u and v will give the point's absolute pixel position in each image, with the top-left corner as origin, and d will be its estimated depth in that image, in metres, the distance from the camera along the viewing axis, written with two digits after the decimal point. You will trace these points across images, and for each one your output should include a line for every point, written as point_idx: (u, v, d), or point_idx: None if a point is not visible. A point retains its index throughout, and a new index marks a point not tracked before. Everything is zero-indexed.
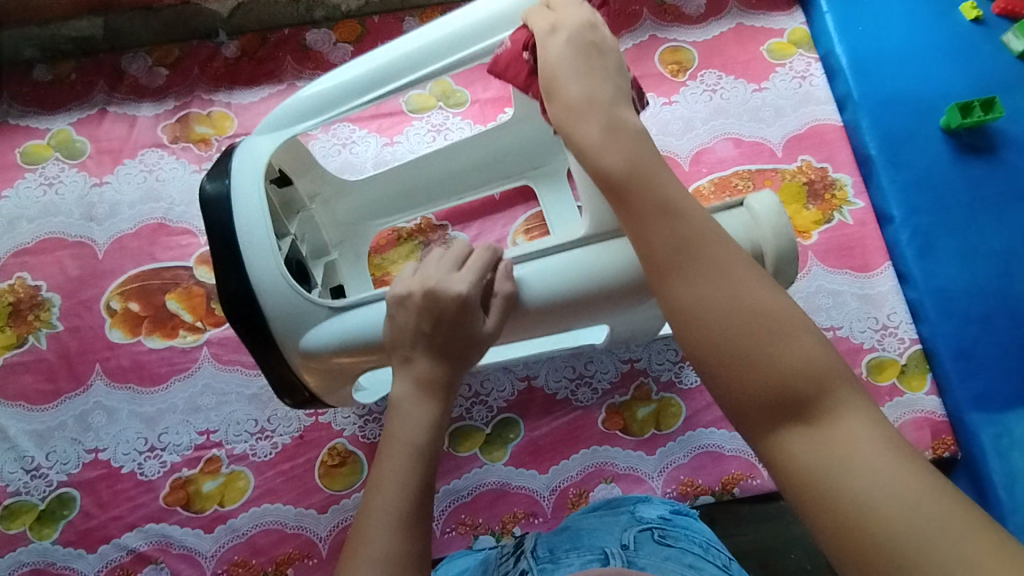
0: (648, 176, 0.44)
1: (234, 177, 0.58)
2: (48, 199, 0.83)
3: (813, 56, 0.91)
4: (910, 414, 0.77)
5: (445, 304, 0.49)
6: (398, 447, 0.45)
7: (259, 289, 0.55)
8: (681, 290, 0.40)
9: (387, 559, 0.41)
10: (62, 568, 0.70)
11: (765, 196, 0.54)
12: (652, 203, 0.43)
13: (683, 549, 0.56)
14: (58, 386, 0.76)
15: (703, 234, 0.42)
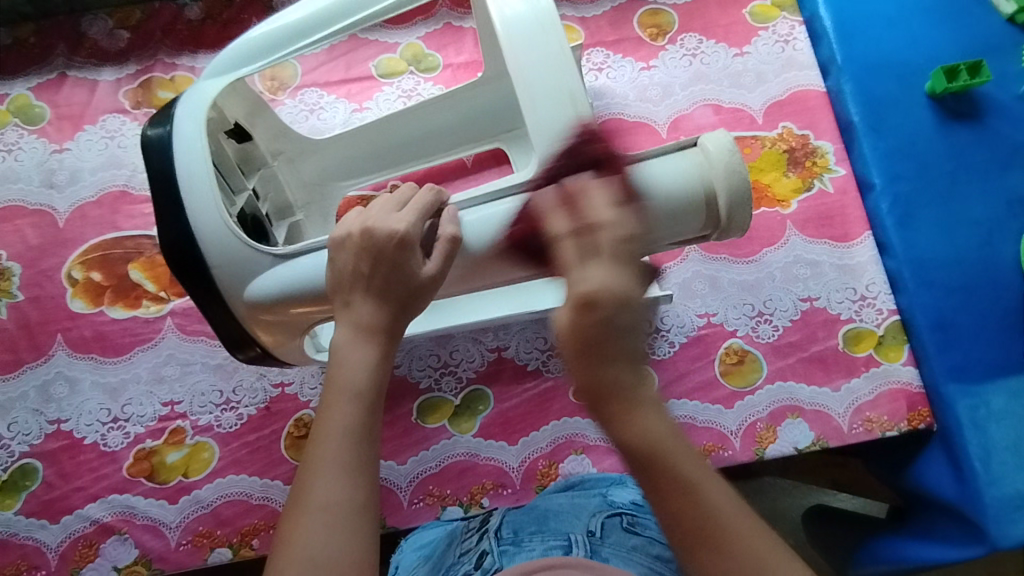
0: (649, 439, 0.37)
1: (176, 123, 0.56)
2: (7, 166, 0.80)
3: (797, 19, 0.88)
4: (886, 386, 0.75)
5: (383, 244, 0.47)
6: (337, 392, 0.44)
7: (201, 238, 0.54)
8: (700, 566, 0.37)
9: (328, 508, 0.40)
10: (25, 539, 0.69)
11: (719, 135, 0.53)
12: (656, 481, 0.37)
13: (651, 539, 0.54)
14: (20, 356, 0.75)
15: (699, 478, 0.38)
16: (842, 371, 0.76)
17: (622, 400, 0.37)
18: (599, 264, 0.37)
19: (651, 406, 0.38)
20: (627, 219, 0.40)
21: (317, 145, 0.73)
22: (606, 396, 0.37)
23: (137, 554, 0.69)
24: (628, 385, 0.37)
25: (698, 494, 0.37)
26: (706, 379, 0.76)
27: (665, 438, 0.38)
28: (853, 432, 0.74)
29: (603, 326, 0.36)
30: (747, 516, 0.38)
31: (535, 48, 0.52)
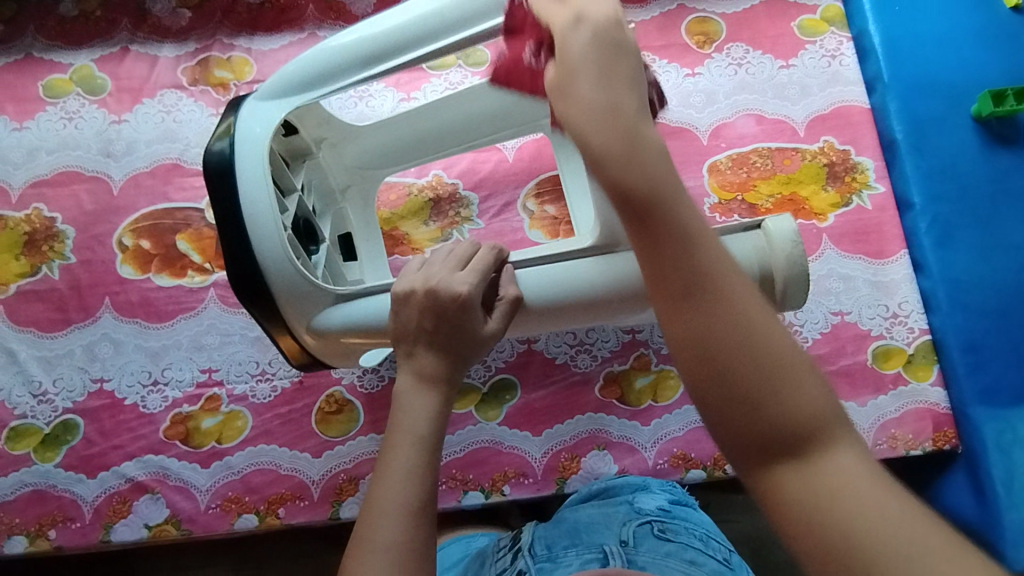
0: (648, 179, 0.36)
1: (240, 146, 0.57)
2: (68, 133, 0.84)
3: (846, 35, 0.88)
4: (912, 405, 0.75)
5: (447, 303, 0.49)
6: (399, 436, 0.46)
7: (267, 271, 0.56)
8: (679, 312, 0.34)
9: (392, 548, 0.41)
10: (63, 491, 0.72)
11: (783, 220, 0.53)
12: (645, 225, 0.35)
13: (684, 544, 0.58)
14: (68, 316, 0.77)
15: (696, 234, 0.35)
16: (869, 387, 0.76)
17: (618, 135, 0.37)
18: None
19: (653, 151, 0.37)
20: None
21: (358, 131, 0.74)
22: (601, 130, 0.38)
23: (168, 514, 0.71)
24: (633, 131, 0.38)
25: (691, 239, 0.35)
26: None
27: (665, 182, 0.36)
28: (876, 447, 0.75)
29: (596, 52, 0.40)
30: (748, 286, 0.34)
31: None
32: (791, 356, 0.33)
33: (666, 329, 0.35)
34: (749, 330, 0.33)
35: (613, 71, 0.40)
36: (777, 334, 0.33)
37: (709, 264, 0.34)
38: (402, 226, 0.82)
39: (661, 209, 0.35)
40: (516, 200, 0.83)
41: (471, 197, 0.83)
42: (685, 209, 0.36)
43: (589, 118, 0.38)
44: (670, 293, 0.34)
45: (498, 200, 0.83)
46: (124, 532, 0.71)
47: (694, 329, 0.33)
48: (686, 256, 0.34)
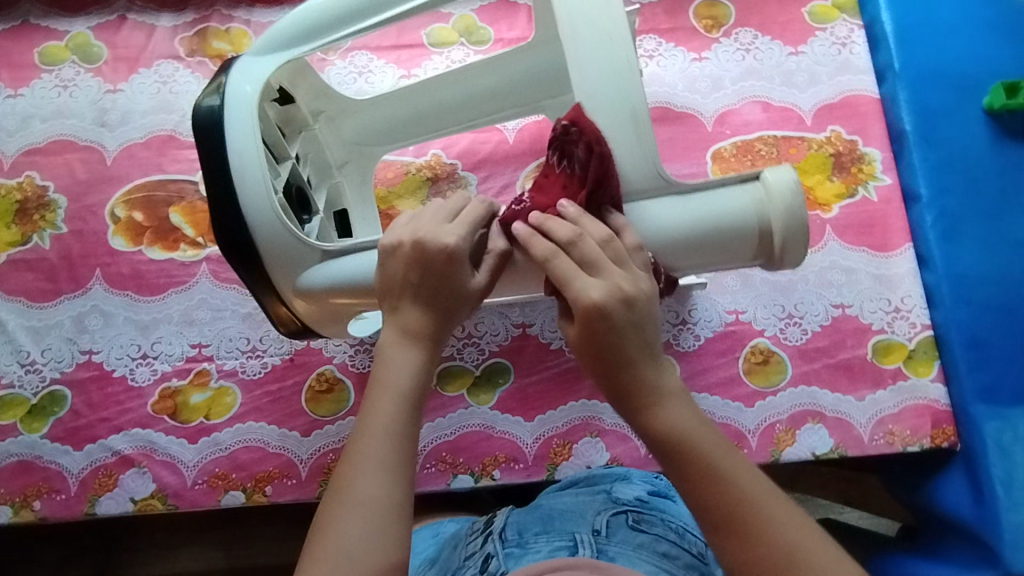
0: (677, 433, 0.44)
1: (230, 97, 0.56)
2: (62, 101, 0.82)
3: (857, 22, 0.87)
4: (911, 400, 0.74)
5: (434, 256, 0.48)
6: (380, 391, 0.46)
7: (253, 230, 0.55)
8: (729, 544, 0.42)
9: (367, 502, 0.42)
10: (49, 462, 0.71)
11: (784, 170, 0.52)
12: (681, 468, 0.44)
13: (658, 536, 0.57)
14: (58, 286, 0.76)
15: (723, 466, 0.43)
16: (868, 382, 0.75)
17: (648, 394, 0.45)
18: (600, 278, 0.46)
19: (676, 400, 0.45)
20: (590, 225, 0.47)
21: (356, 106, 0.73)
22: (633, 394, 0.45)
23: (154, 489, 0.71)
24: (660, 390, 0.45)
25: (723, 477, 0.43)
26: (728, 376, 0.75)
27: (690, 428, 0.45)
28: (873, 443, 0.73)
29: (617, 331, 0.44)
30: (779, 503, 0.43)
31: (599, 35, 0.52)
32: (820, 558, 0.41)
33: (722, 554, 0.43)
34: (789, 548, 0.41)
35: (626, 339, 0.45)
36: (809, 544, 0.41)
37: (741, 495, 0.42)
38: (398, 205, 0.81)
39: (694, 456, 0.44)
40: (515, 181, 0.81)
41: (469, 177, 0.81)
42: (714, 450, 0.44)
43: (621, 383, 0.45)
44: (720, 531, 0.42)
45: (497, 181, 0.81)
46: (110, 505, 0.70)
47: (745, 553, 0.42)
48: (723, 494, 0.43)
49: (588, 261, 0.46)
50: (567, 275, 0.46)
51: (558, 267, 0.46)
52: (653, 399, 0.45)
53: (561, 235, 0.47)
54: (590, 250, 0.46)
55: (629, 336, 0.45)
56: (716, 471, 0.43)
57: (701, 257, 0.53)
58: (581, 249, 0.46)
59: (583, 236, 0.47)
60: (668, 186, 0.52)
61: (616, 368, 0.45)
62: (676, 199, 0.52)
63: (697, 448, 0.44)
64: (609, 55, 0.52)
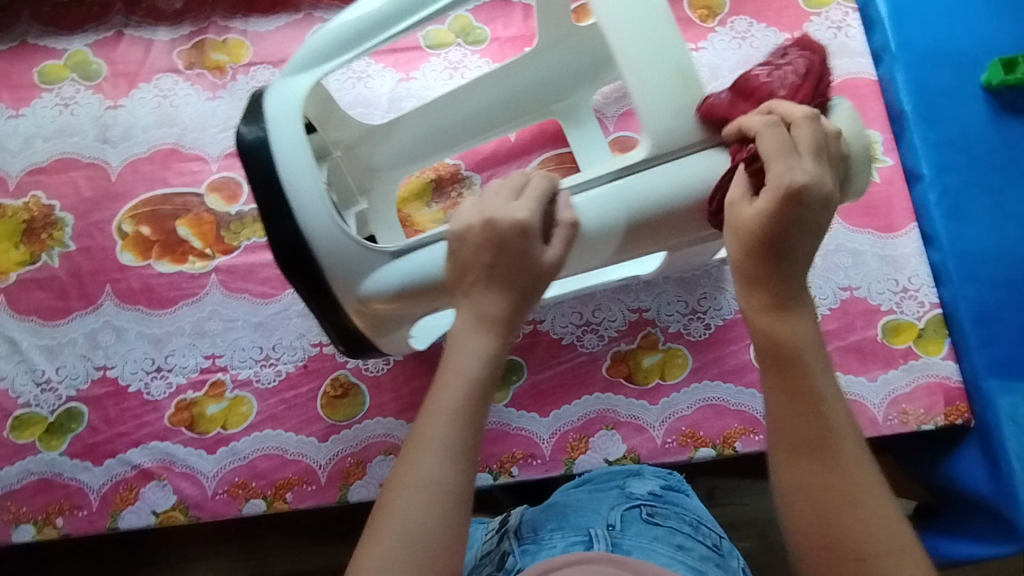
0: (795, 344, 0.44)
1: (271, 122, 0.56)
2: (64, 119, 0.83)
3: (851, 5, 0.87)
4: (923, 379, 0.75)
5: (505, 232, 0.47)
6: (452, 378, 0.46)
7: (313, 242, 0.55)
8: (799, 461, 0.43)
9: (429, 486, 0.43)
10: (69, 479, 0.72)
11: (833, 104, 0.52)
12: (788, 384, 0.44)
13: (672, 529, 0.57)
14: (69, 304, 0.77)
15: (825, 397, 0.44)
16: (879, 362, 0.75)
17: (782, 298, 0.45)
18: (797, 162, 0.44)
19: (806, 318, 0.45)
20: (818, 117, 0.46)
21: (375, 131, 0.74)
22: (772, 296, 0.45)
23: (175, 501, 0.71)
24: (795, 298, 0.45)
25: (820, 404, 0.43)
26: (741, 363, 0.76)
27: (807, 350, 0.44)
28: (887, 423, 0.74)
29: (796, 223, 0.43)
30: (855, 450, 0.43)
31: (644, 37, 0.52)
32: (874, 517, 0.42)
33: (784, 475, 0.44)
34: (849, 489, 0.42)
35: (797, 241, 0.44)
36: (870, 501, 0.42)
37: (827, 429, 0.43)
38: (404, 208, 0.81)
39: (799, 376, 0.44)
40: None
41: (473, 177, 0.82)
42: (817, 378, 0.44)
43: (772, 271, 0.44)
44: (795, 447, 0.43)
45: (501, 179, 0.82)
46: (132, 519, 0.71)
47: (811, 472, 0.43)
48: (805, 416, 0.43)
49: (803, 149, 0.44)
50: (779, 155, 0.44)
51: (770, 147, 0.45)
52: (779, 307, 0.45)
53: (795, 113, 0.46)
54: (814, 139, 0.45)
55: (800, 238, 0.44)
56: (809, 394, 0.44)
57: None
58: (807, 140, 0.45)
59: (803, 131, 0.45)
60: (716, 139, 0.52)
61: (775, 260, 0.44)
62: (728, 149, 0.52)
63: (799, 368, 0.44)
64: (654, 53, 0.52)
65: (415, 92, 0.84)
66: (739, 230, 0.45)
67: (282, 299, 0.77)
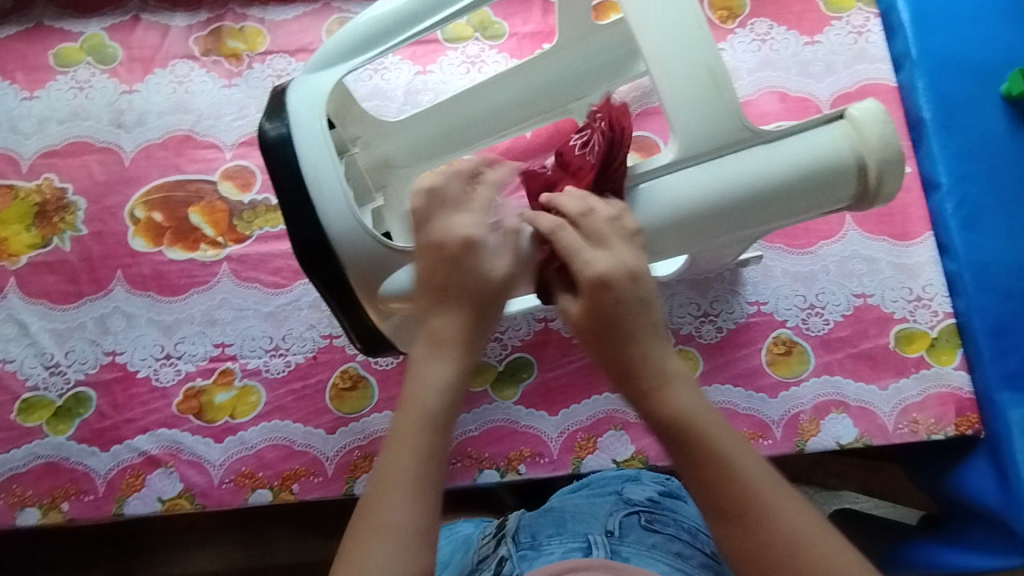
0: (679, 414, 0.46)
1: (294, 117, 0.56)
2: (79, 102, 0.82)
3: (873, 11, 0.86)
4: (934, 388, 0.74)
5: (451, 247, 0.49)
6: (413, 414, 0.46)
7: (337, 240, 0.55)
8: (732, 529, 0.43)
9: (395, 528, 0.42)
10: (75, 464, 0.71)
11: (867, 104, 0.53)
12: (687, 454, 0.45)
13: (671, 536, 0.57)
14: (80, 288, 0.76)
15: (731, 454, 0.45)
16: (891, 370, 0.75)
17: (653, 378, 0.46)
18: (605, 251, 0.48)
19: (679, 385, 0.47)
20: (600, 201, 0.50)
21: (391, 127, 0.73)
22: (645, 380, 0.47)
23: (181, 488, 0.71)
24: (664, 370, 0.47)
25: (729, 465, 0.44)
26: (752, 367, 0.75)
27: (695, 413, 0.46)
28: (897, 431, 0.73)
29: (623, 303, 0.47)
30: (779, 489, 0.44)
31: (679, 40, 0.52)
32: (823, 548, 0.42)
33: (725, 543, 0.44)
34: (792, 532, 0.42)
35: (644, 317, 0.47)
36: (813, 534, 0.42)
37: (745, 488, 0.43)
38: None
39: (695, 445, 0.45)
40: None
41: None
42: (716, 439, 0.45)
43: (624, 358, 0.47)
44: (725, 519, 0.43)
45: None
46: (137, 505, 0.70)
47: (749, 534, 0.42)
48: (719, 485, 0.44)
49: (605, 237, 0.48)
50: (577, 246, 0.48)
51: (568, 240, 0.48)
52: (655, 384, 0.46)
53: (573, 208, 0.49)
54: (610, 216, 0.49)
55: (646, 314, 0.47)
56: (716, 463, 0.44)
57: (808, 201, 0.54)
58: (600, 224, 0.49)
59: (609, 220, 0.49)
60: (755, 137, 0.53)
61: (633, 344, 0.47)
62: (766, 148, 0.53)
63: (696, 432, 0.45)
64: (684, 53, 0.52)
65: (431, 85, 0.84)
66: (576, 323, 0.49)
67: (293, 290, 0.77)
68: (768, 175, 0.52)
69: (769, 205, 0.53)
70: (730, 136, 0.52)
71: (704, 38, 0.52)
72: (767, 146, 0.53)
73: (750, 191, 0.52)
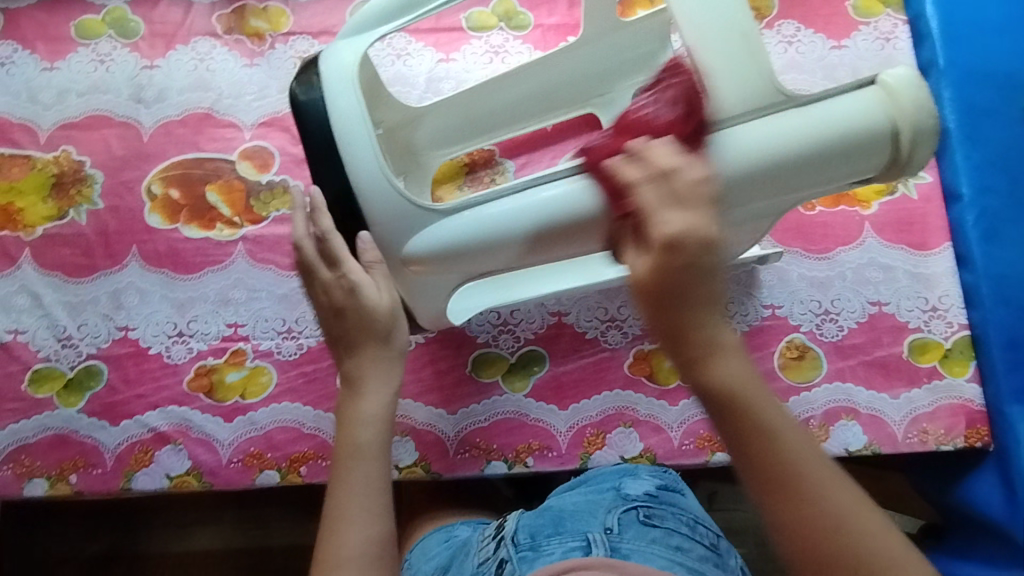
0: (731, 386, 0.43)
1: (327, 86, 0.57)
2: (99, 75, 0.82)
3: (901, 17, 0.86)
4: (946, 400, 0.74)
5: (328, 294, 0.57)
6: (350, 453, 0.54)
7: (364, 196, 0.57)
8: (779, 508, 0.42)
9: (355, 559, 0.51)
10: (84, 437, 0.71)
11: (900, 71, 0.54)
12: (733, 425, 0.43)
13: (670, 531, 0.58)
14: (94, 262, 0.76)
15: (776, 428, 0.43)
16: (903, 380, 0.75)
17: (705, 343, 0.44)
18: (683, 210, 0.45)
19: (733, 354, 0.44)
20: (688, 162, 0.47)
21: (414, 114, 0.73)
22: (701, 345, 0.44)
23: (189, 466, 0.71)
24: (717, 339, 0.44)
25: (779, 441, 0.43)
26: (764, 370, 0.75)
27: (742, 383, 0.44)
28: (906, 441, 0.73)
29: (691, 269, 0.44)
30: (824, 470, 0.43)
31: (711, 9, 0.54)
32: (866, 536, 0.41)
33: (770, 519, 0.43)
34: (839, 517, 0.41)
35: (705, 283, 0.44)
36: (859, 517, 0.42)
37: (794, 468, 0.42)
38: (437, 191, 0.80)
39: (743, 419, 0.43)
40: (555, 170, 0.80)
41: (508, 165, 0.81)
42: (766, 418, 0.43)
43: (678, 319, 0.44)
44: (773, 499, 0.42)
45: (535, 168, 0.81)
46: (145, 481, 0.71)
47: (796, 519, 0.42)
48: (767, 462, 0.43)
49: (667, 192, 0.46)
50: (660, 207, 0.45)
51: (651, 202, 0.46)
52: (707, 352, 0.44)
53: (664, 163, 0.47)
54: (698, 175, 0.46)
55: (705, 280, 0.44)
56: (764, 438, 0.43)
57: (841, 167, 0.54)
58: (687, 182, 0.46)
59: (677, 186, 0.46)
60: (789, 101, 0.53)
61: (690, 308, 0.44)
62: (797, 112, 0.53)
63: (741, 408, 0.43)
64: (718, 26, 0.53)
65: (453, 73, 0.83)
66: (638, 286, 0.45)
67: None
68: (802, 139, 0.53)
69: (795, 172, 0.54)
70: (755, 100, 0.53)
71: (740, 16, 0.54)
72: (798, 110, 0.53)
73: (779, 158, 0.53)
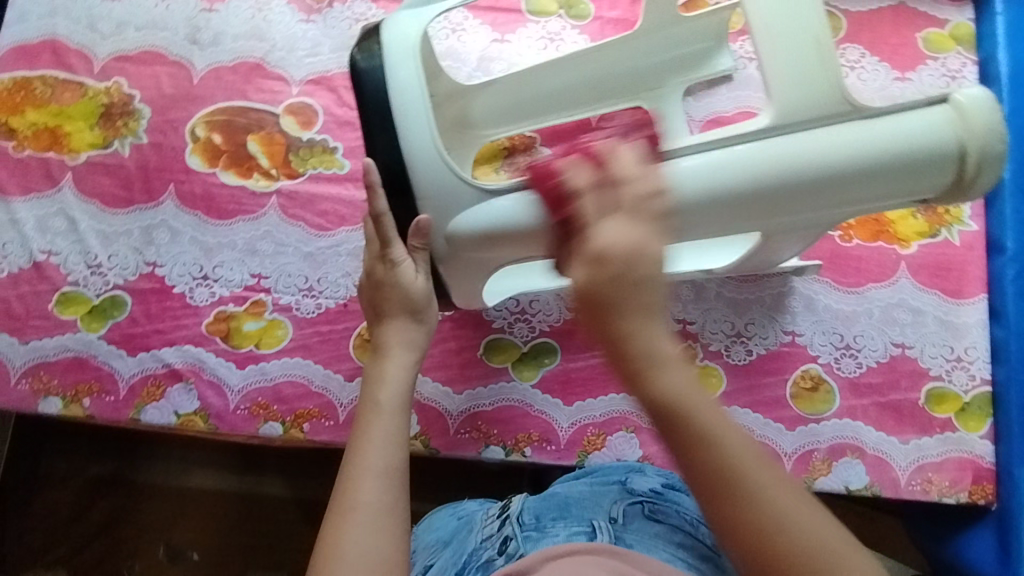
0: (671, 397, 0.42)
1: (387, 51, 0.57)
2: (159, 12, 0.83)
3: (971, 57, 0.83)
4: (956, 453, 0.72)
5: (377, 275, 0.61)
6: (375, 409, 0.56)
7: (413, 166, 0.57)
8: (720, 511, 0.41)
9: (364, 507, 0.50)
10: (101, 363, 0.73)
11: (975, 89, 0.51)
12: (676, 435, 0.42)
13: (672, 526, 0.57)
14: (131, 195, 0.78)
15: (714, 431, 0.42)
16: (916, 426, 0.73)
17: (640, 359, 0.43)
18: (620, 224, 0.45)
19: (669, 363, 0.43)
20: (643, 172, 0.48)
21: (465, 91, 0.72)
22: (638, 358, 0.43)
23: (198, 406, 0.72)
24: (654, 344, 0.43)
25: (713, 443, 0.41)
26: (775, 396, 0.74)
27: (683, 393, 0.43)
28: (909, 488, 0.72)
29: (625, 279, 0.43)
30: (768, 469, 0.42)
31: (784, 11, 0.52)
32: (805, 525, 0.40)
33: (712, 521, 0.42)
34: (781, 516, 0.40)
35: (642, 294, 0.43)
36: (796, 511, 0.41)
37: (736, 470, 0.41)
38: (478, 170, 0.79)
39: (683, 429, 0.42)
40: None
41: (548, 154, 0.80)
42: (704, 422, 0.42)
43: (608, 322, 0.43)
44: (716, 504, 0.41)
45: None
46: (154, 414, 0.72)
47: (742, 521, 0.41)
48: (715, 467, 0.41)
49: (621, 209, 0.46)
50: (596, 223, 0.45)
51: (595, 213, 0.46)
52: (648, 364, 0.43)
53: (616, 169, 0.47)
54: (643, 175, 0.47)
55: (643, 292, 0.43)
56: (704, 443, 0.42)
57: (900, 185, 0.53)
58: (627, 201, 0.46)
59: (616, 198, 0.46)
60: (854, 112, 0.52)
61: (624, 311, 0.42)
62: (860, 124, 0.52)
63: (680, 419, 0.42)
64: (799, 25, 0.52)
65: (506, 55, 0.82)
66: (578, 297, 0.44)
67: (336, 235, 0.77)
68: (862, 151, 0.51)
69: (855, 182, 0.52)
70: (821, 109, 0.52)
71: (813, 20, 0.52)
72: (862, 122, 0.52)
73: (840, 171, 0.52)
